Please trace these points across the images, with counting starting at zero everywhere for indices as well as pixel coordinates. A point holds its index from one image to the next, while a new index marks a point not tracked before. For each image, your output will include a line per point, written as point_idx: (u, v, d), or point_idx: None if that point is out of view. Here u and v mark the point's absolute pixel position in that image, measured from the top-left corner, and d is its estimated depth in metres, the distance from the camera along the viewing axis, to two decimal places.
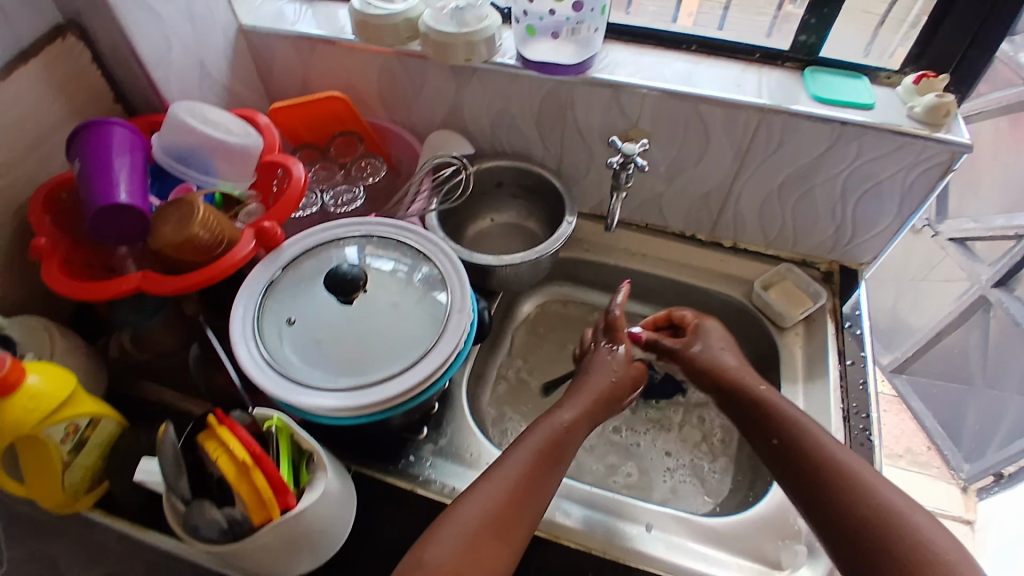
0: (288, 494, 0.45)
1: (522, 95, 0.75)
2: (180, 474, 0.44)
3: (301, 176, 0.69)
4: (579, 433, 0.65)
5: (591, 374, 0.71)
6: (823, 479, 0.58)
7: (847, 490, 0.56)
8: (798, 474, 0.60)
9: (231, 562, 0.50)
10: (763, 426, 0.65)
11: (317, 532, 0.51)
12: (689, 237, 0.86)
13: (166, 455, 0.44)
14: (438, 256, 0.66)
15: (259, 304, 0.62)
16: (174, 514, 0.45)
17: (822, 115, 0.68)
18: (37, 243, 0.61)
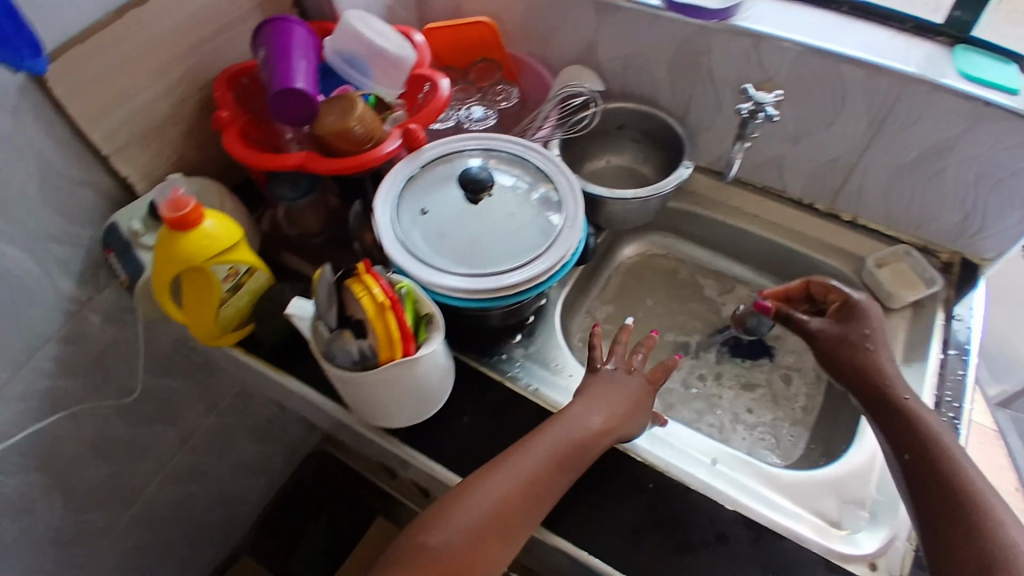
0: (410, 341, 0.54)
1: (660, 38, 0.77)
2: (331, 306, 0.54)
3: (445, 94, 0.75)
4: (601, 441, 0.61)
5: (613, 381, 0.66)
6: (942, 484, 0.58)
7: (965, 498, 0.56)
8: (917, 475, 0.60)
9: (352, 393, 0.60)
10: (896, 437, 0.63)
11: (421, 386, 0.60)
12: (806, 206, 0.85)
13: (323, 287, 0.54)
14: (558, 177, 0.71)
15: (398, 193, 0.70)
16: (318, 339, 0.56)
17: (968, 92, 0.66)
18: (222, 115, 0.72)
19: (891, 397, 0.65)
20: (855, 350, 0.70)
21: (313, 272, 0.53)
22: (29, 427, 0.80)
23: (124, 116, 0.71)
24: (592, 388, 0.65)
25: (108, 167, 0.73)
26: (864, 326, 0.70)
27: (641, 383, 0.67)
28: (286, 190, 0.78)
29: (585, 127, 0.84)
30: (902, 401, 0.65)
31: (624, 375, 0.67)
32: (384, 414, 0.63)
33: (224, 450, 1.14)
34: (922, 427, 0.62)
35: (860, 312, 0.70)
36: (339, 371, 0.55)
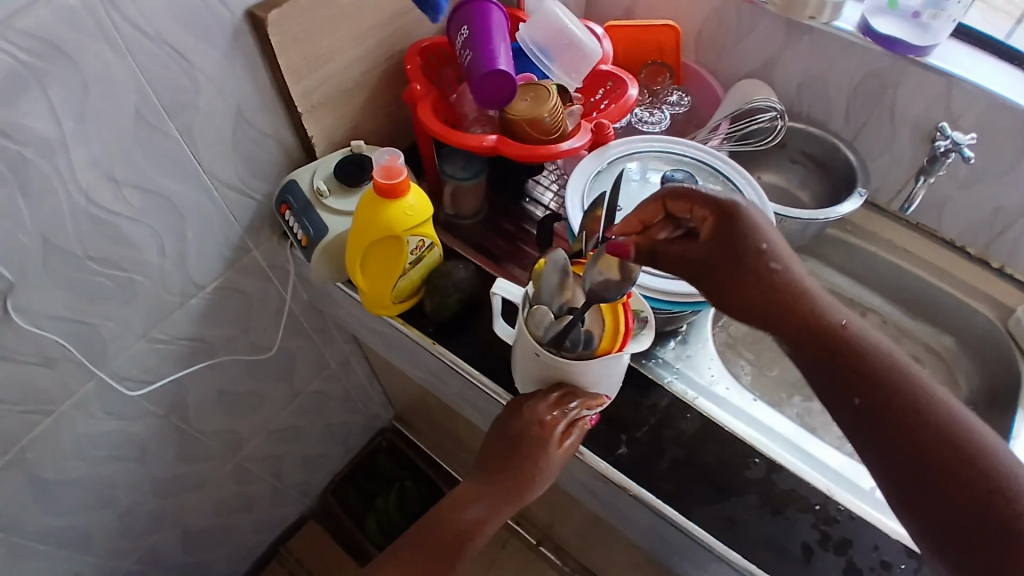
0: (627, 337, 0.57)
1: (847, 65, 0.77)
2: (556, 289, 0.57)
3: (632, 97, 0.75)
4: (487, 517, 0.61)
5: (502, 450, 0.61)
6: (916, 425, 0.45)
7: (946, 433, 0.45)
8: (876, 415, 0.47)
9: (538, 378, 0.62)
10: (840, 376, 0.49)
11: (607, 383, 0.62)
12: (959, 248, 0.85)
13: (551, 270, 0.57)
14: (744, 187, 0.71)
15: (586, 184, 0.71)
16: (533, 321, 0.58)
17: None
18: (415, 90, 0.74)
19: (809, 312, 0.50)
20: (764, 266, 0.50)
21: (548, 254, 0.56)
22: (170, 371, 0.81)
23: (324, 75, 0.71)
24: (488, 464, 0.63)
25: (296, 124, 0.73)
26: (761, 238, 0.50)
27: (526, 444, 0.60)
28: (458, 170, 0.79)
29: (772, 140, 0.83)
30: (832, 324, 0.49)
31: (515, 438, 0.61)
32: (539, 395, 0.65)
33: (316, 413, 1.14)
34: (864, 355, 0.48)
35: (749, 225, 0.50)
36: (552, 356, 0.57)
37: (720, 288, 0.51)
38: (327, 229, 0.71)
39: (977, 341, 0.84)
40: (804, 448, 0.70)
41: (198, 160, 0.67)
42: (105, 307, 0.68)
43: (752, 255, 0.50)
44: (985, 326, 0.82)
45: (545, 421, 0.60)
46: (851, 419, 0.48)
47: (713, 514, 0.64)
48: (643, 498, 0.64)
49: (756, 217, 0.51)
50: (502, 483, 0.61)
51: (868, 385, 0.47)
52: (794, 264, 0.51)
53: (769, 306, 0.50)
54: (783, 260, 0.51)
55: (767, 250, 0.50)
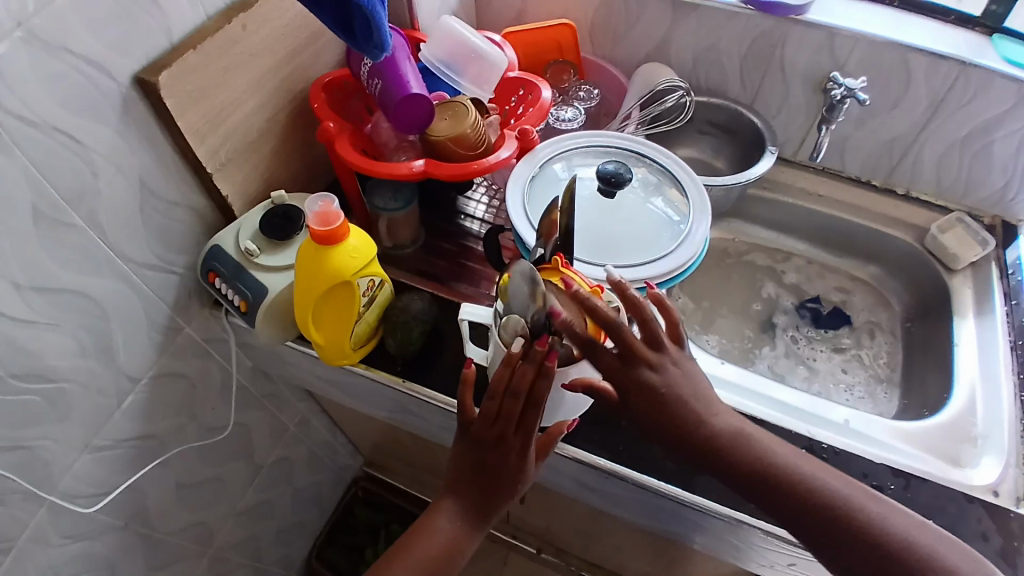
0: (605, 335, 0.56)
1: (735, 33, 0.83)
2: (528, 300, 0.54)
3: (548, 98, 0.76)
4: (465, 546, 0.58)
5: (486, 460, 0.57)
6: (854, 543, 0.50)
7: (882, 539, 0.50)
8: (806, 531, 0.52)
9: None
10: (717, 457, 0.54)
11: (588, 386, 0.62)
12: (865, 183, 0.93)
13: (519, 281, 0.54)
14: (673, 167, 0.74)
15: (524, 191, 0.71)
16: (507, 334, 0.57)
17: (1012, 73, 0.75)
18: (329, 127, 0.71)
19: (737, 457, 0.53)
20: (689, 429, 0.54)
21: (515, 265, 0.54)
22: (121, 480, 0.74)
23: (227, 129, 0.67)
24: (470, 476, 0.58)
25: (207, 185, 0.69)
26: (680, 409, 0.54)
27: (505, 467, 0.57)
28: (388, 202, 0.77)
29: (683, 116, 0.87)
30: (764, 461, 0.53)
31: (499, 452, 0.57)
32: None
33: (285, 482, 1.07)
34: (794, 480, 0.52)
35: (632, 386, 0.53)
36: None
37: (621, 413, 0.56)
38: (267, 289, 0.67)
39: (901, 263, 0.91)
40: (780, 400, 0.73)
41: (109, 243, 0.62)
42: (38, 424, 0.61)
43: (664, 422, 0.54)
44: (904, 247, 0.89)
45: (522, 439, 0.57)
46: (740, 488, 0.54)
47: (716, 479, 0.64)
48: (649, 484, 0.64)
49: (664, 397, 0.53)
50: (488, 497, 0.58)
51: (803, 509, 0.52)
52: (715, 415, 0.55)
53: (687, 454, 0.54)
54: (712, 419, 0.54)
55: (680, 420, 0.54)
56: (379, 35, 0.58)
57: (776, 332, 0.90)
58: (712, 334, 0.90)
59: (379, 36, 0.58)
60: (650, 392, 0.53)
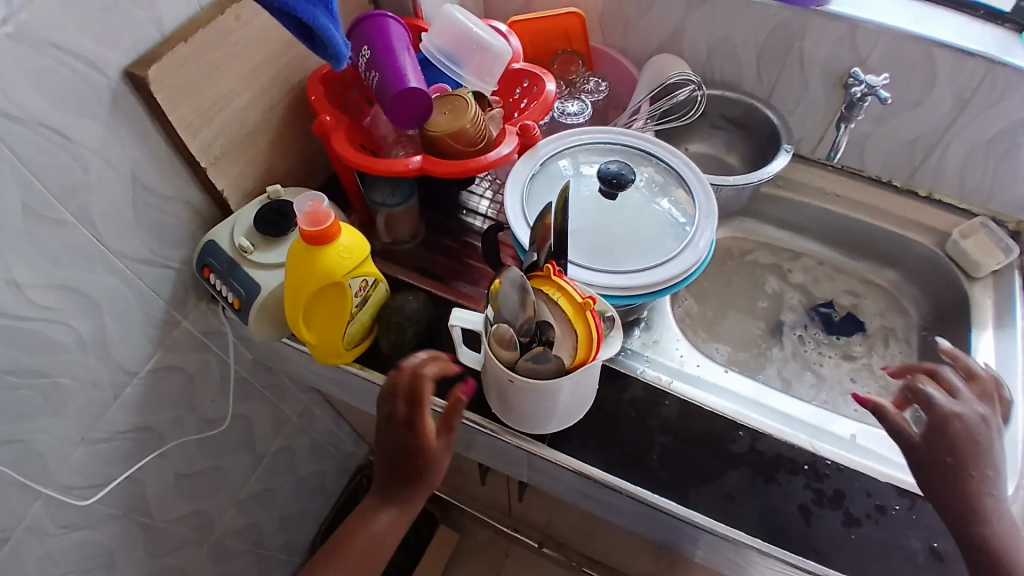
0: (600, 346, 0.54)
1: (751, 25, 0.79)
2: (517, 304, 0.54)
3: (552, 93, 0.73)
4: (387, 542, 0.63)
5: (390, 448, 0.61)
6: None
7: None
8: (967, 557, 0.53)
9: (505, 399, 0.60)
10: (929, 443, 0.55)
11: (581, 397, 0.60)
12: (885, 182, 0.89)
13: (508, 288, 0.54)
14: (680, 167, 0.70)
15: (524, 191, 0.69)
16: (501, 342, 0.55)
17: None
18: (325, 121, 0.69)
19: (962, 484, 0.53)
20: (944, 437, 0.55)
21: (505, 272, 0.53)
22: (119, 471, 0.74)
23: (221, 122, 0.66)
24: (384, 463, 0.62)
25: (201, 179, 0.68)
26: (981, 465, 0.54)
27: (406, 484, 0.61)
28: (387, 197, 0.75)
29: (694, 110, 0.84)
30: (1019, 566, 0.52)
31: (395, 438, 0.60)
32: (515, 415, 0.61)
33: (287, 472, 1.08)
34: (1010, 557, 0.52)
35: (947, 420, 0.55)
36: (525, 380, 0.55)
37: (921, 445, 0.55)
38: (260, 287, 0.66)
39: (919, 268, 0.87)
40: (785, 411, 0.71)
41: (101, 239, 0.61)
42: (32, 418, 0.61)
43: (951, 475, 0.54)
44: (925, 252, 0.85)
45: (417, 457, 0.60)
46: (931, 471, 0.55)
47: (709, 493, 0.63)
48: (644, 497, 0.62)
49: (982, 441, 0.55)
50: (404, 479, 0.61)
51: None
52: (977, 435, 0.55)
53: (927, 452, 0.55)
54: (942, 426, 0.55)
55: (962, 462, 0.54)
56: (332, 48, 0.57)
57: (783, 332, 0.88)
58: (722, 343, 0.87)
59: (334, 47, 0.57)
60: (969, 428, 0.55)
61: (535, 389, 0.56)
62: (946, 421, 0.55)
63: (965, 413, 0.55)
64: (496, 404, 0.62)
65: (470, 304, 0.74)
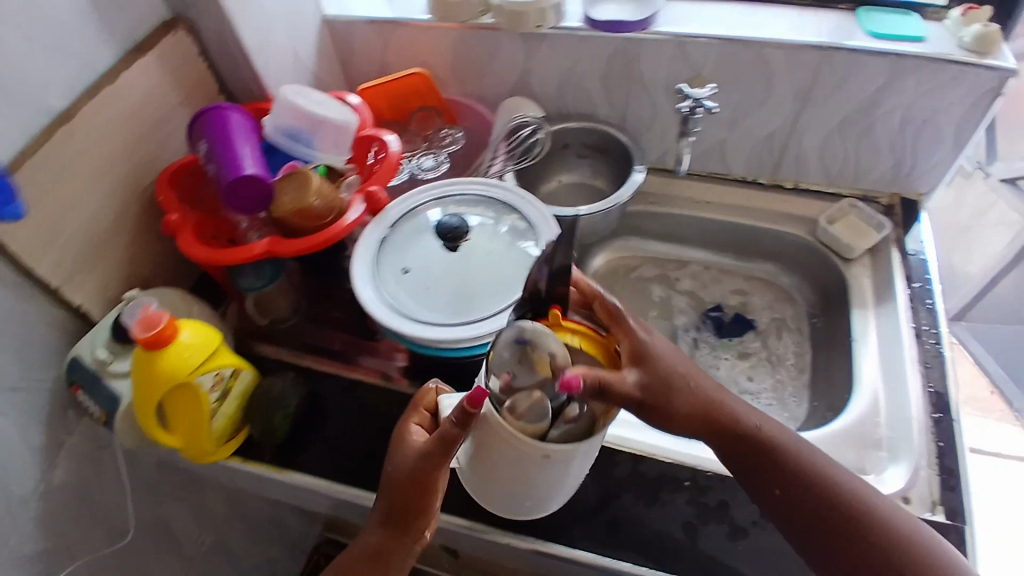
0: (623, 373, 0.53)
1: (590, 54, 0.81)
2: (527, 365, 0.50)
3: (397, 152, 0.75)
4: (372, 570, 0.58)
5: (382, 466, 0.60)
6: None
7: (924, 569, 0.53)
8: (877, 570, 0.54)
9: (495, 482, 0.58)
10: (758, 465, 0.58)
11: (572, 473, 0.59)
12: (752, 181, 0.90)
13: (507, 344, 0.50)
14: (528, 209, 0.72)
15: (374, 256, 0.69)
16: (524, 416, 0.50)
17: (879, 49, 0.72)
18: (171, 219, 0.70)
19: (827, 501, 0.56)
20: (753, 439, 0.58)
21: (524, 330, 0.49)
22: None
23: (67, 240, 0.67)
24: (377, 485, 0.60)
25: (58, 299, 0.69)
26: (822, 474, 0.57)
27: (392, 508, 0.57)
28: (252, 281, 0.75)
29: (540, 150, 0.87)
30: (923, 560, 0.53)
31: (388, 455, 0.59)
32: (514, 495, 0.57)
33: (228, 563, 1.06)
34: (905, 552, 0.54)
35: (656, 366, 0.55)
36: (562, 452, 0.50)
37: (707, 434, 0.58)
38: (122, 396, 0.67)
39: (801, 260, 0.88)
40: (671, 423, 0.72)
41: None
42: None
43: (795, 497, 0.56)
44: (802, 243, 0.87)
45: (400, 513, 0.57)
46: (782, 501, 0.57)
47: (596, 529, 0.62)
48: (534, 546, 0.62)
49: (757, 419, 0.59)
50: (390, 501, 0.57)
51: None
52: (754, 416, 0.59)
53: (757, 473, 0.58)
54: (737, 416, 0.59)
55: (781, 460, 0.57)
56: None
57: (678, 338, 0.88)
58: None
59: None
60: (668, 358, 0.56)
61: (561, 459, 0.51)
62: (650, 354, 0.55)
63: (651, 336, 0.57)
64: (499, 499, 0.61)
65: (345, 371, 0.76)
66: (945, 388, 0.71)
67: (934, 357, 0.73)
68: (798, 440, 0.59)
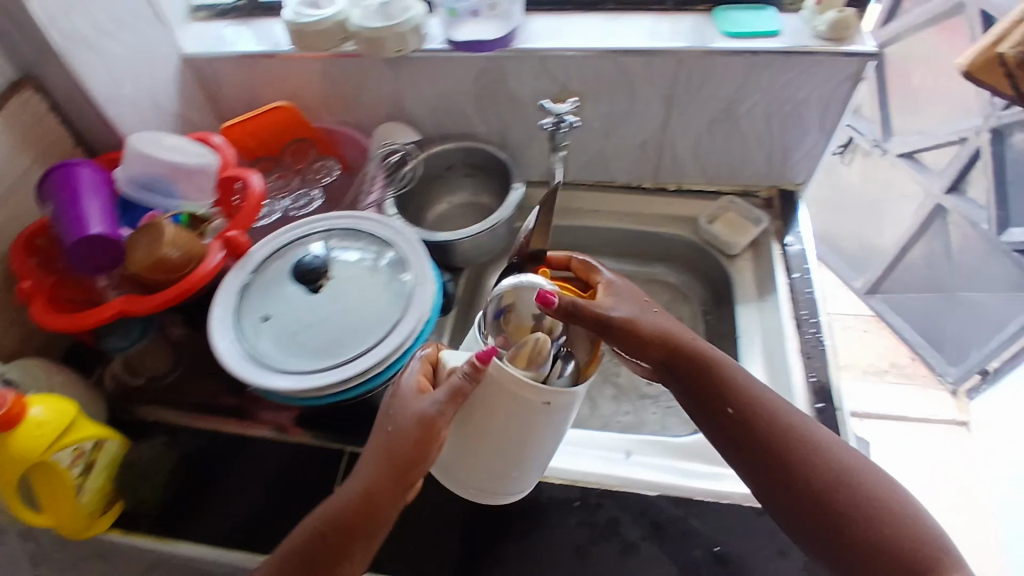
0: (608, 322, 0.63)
1: (457, 75, 0.80)
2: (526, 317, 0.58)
3: (259, 187, 0.74)
4: (359, 532, 0.53)
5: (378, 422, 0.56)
6: (863, 516, 0.55)
7: (874, 502, 0.55)
8: (830, 497, 0.56)
9: (482, 459, 0.57)
10: (717, 394, 0.60)
11: (552, 451, 0.60)
12: (637, 187, 0.92)
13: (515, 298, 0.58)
14: (399, 240, 0.71)
15: (236, 304, 0.67)
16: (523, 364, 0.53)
17: (732, 49, 0.73)
18: (22, 287, 0.67)
19: (776, 433, 0.58)
20: (710, 368, 0.61)
21: (504, 288, 0.57)
22: None
23: None
24: (374, 440, 0.56)
25: None
26: (772, 405, 0.60)
27: (392, 468, 0.53)
28: (121, 340, 0.73)
29: (414, 177, 0.86)
30: (870, 495, 0.56)
31: (390, 408, 0.55)
32: (498, 465, 0.58)
33: None
34: (853, 483, 0.56)
35: (633, 303, 0.63)
36: (561, 395, 0.52)
37: (672, 362, 0.62)
38: None
39: (690, 259, 0.91)
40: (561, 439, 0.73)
41: None
42: None
43: (752, 424, 0.59)
44: (688, 243, 0.89)
45: (399, 464, 0.53)
46: (740, 428, 0.59)
47: (490, 561, 0.62)
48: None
49: (709, 350, 0.63)
50: (392, 459, 0.54)
51: (865, 523, 0.55)
52: (705, 344, 0.63)
53: (722, 400, 0.60)
54: (694, 344, 0.63)
55: (739, 386, 0.61)
56: None
57: None
58: None
59: None
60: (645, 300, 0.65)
61: (558, 410, 0.54)
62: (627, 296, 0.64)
63: (625, 282, 0.66)
64: (483, 484, 0.60)
65: (247, 431, 0.73)
66: (826, 372, 0.72)
67: (815, 346, 0.74)
68: (780, 400, 0.61)
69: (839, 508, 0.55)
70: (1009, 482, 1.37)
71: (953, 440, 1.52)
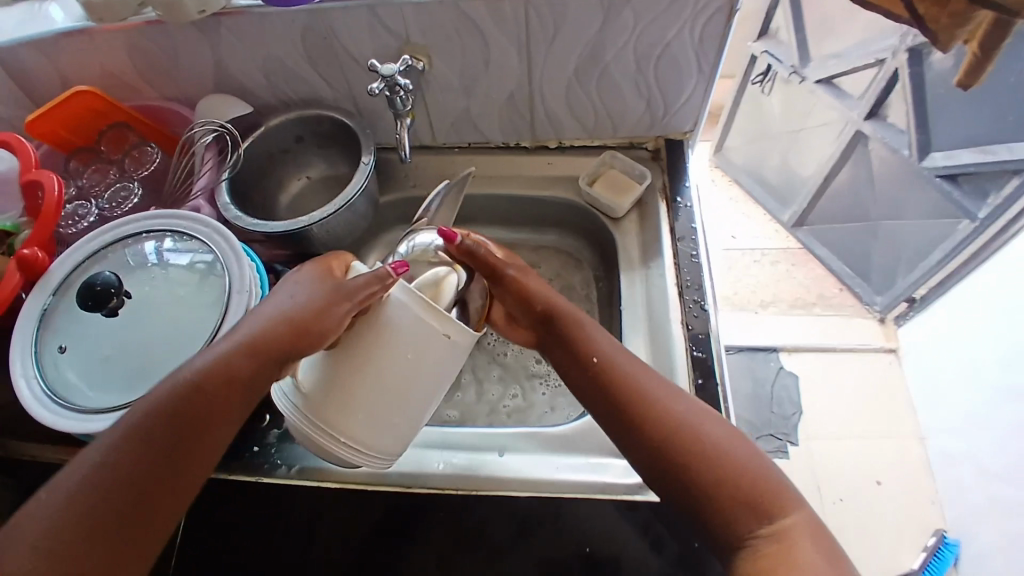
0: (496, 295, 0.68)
1: (280, 34, 0.69)
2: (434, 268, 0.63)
3: (57, 190, 0.63)
4: (242, 384, 0.52)
5: (279, 297, 0.57)
6: (708, 466, 0.50)
7: (721, 453, 0.51)
8: (673, 446, 0.51)
9: (351, 403, 0.53)
10: (575, 348, 0.58)
11: (424, 405, 0.56)
12: (516, 147, 0.84)
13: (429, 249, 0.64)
14: (216, 239, 0.63)
15: (36, 334, 0.59)
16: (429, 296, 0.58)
17: None
18: None
19: (624, 385, 0.55)
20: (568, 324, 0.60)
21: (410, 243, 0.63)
22: None
23: None
24: (273, 304, 0.56)
25: None
26: (621, 358, 0.57)
27: (288, 327, 0.54)
28: None
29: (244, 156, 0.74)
30: (717, 446, 0.51)
31: (296, 287, 0.57)
32: (368, 401, 0.53)
33: None
34: (700, 434, 0.52)
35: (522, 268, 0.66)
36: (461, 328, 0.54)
37: (543, 321, 0.62)
38: None
39: (576, 222, 0.83)
40: (438, 435, 0.69)
41: None
42: None
43: (603, 373, 0.56)
44: (571, 206, 0.81)
45: (296, 325, 0.53)
46: (592, 377, 0.56)
47: None
48: None
49: (577, 311, 0.62)
50: (289, 321, 0.54)
51: (710, 474, 0.50)
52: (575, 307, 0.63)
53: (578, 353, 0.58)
54: (561, 306, 0.62)
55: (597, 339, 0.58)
56: None
57: None
58: None
59: None
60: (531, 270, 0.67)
61: (449, 347, 0.55)
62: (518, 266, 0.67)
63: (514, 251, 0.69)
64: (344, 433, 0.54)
65: None
66: (710, 350, 0.67)
67: (697, 315, 0.69)
68: (637, 360, 0.58)
69: (682, 459, 0.51)
70: (937, 410, 1.36)
71: (882, 366, 1.50)
